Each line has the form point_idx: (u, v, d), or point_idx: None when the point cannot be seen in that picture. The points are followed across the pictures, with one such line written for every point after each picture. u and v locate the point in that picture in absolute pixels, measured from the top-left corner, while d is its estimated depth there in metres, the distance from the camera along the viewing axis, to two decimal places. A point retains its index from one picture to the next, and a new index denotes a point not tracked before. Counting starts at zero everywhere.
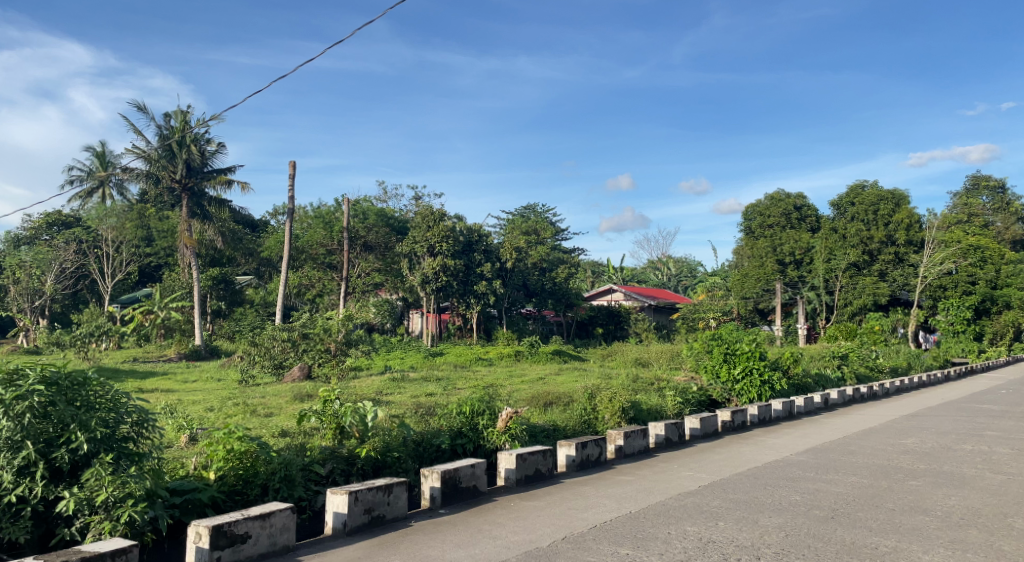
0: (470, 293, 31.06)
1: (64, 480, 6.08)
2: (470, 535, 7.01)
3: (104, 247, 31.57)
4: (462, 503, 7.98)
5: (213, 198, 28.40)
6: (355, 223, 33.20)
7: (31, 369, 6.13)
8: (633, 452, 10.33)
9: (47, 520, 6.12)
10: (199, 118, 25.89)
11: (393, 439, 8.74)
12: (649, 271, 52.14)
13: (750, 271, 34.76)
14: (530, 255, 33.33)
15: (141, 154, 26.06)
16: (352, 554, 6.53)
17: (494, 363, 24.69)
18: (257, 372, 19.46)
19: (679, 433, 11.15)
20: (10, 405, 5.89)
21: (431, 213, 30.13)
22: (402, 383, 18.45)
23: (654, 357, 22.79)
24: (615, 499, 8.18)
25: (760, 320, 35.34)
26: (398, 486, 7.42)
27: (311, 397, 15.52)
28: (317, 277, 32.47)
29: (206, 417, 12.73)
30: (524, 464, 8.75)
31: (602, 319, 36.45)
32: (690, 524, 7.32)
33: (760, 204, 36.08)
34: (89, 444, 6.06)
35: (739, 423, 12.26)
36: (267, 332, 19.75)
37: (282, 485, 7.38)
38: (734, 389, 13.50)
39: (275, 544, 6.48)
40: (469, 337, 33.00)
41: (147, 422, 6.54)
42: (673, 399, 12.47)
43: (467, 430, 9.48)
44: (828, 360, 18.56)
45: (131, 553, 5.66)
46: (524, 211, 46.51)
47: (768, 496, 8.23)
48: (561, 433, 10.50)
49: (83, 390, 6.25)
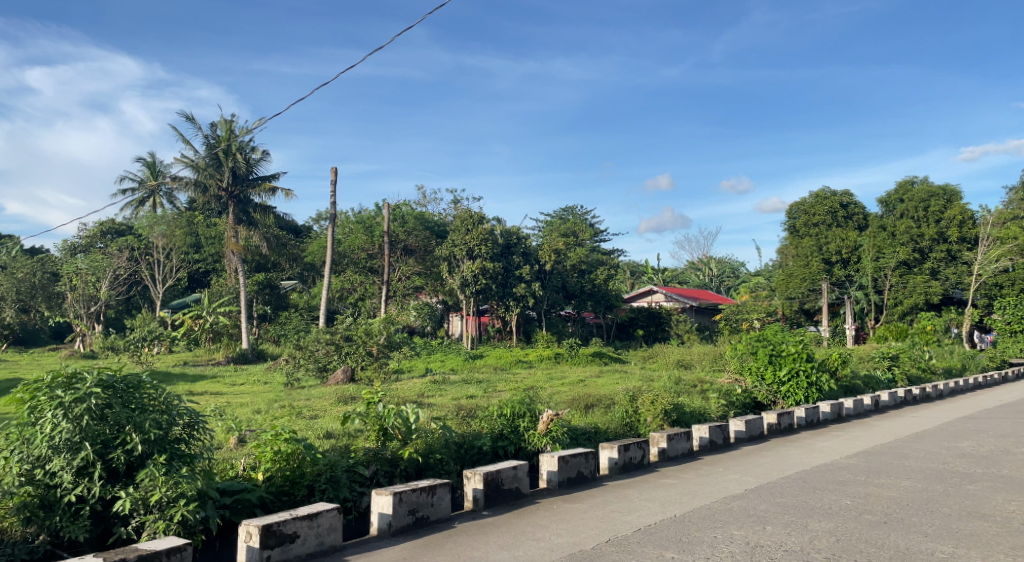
0: (509, 295, 31.07)
1: (120, 480, 6.24)
2: (514, 537, 7.01)
3: (155, 254, 32.37)
4: (505, 506, 7.99)
5: (258, 205, 28.88)
6: (395, 227, 33.55)
7: (88, 373, 6.28)
8: (676, 455, 10.24)
9: (104, 519, 6.28)
10: (244, 126, 26.33)
11: (435, 440, 8.78)
12: (690, 272, 51.73)
13: (795, 271, 34.09)
14: (570, 257, 33.24)
15: (189, 163, 26.62)
16: (398, 554, 6.57)
17: (535, 365, 24.70)
18: (302, 375, 19.84)
19: (724, 435, 11.04)
20: (69, 407, 6.05)
21: (470, 216, 30.35)
22: (443, 385, 18.56)
23: (697, 358, 22.54)
24: (659, 502, 8.11)
25: (806, 320, 34.76)
26: (441, 487, 7.46)
27: (354, 399, 15.72)
28: (359, 281, 32.78)
29: (254, 419, 13.00)
30: (567, 466, 8.72)
31: (642, 321, 36.29)
32: (737, 528, 7.24)
33: (804, 202, 35.12)
34: (144, 445, 6.21)
35: (786, 425, 12.09)
36: (311, 335, 20.06)
37: (328, 486, 7.46)
38: (780, 391, 13.28)
39: (322, 543, 6.57)
40: (509, 339, 33.03)
41: (198, 424, 6.68)
42: (717, 402, 12.35)
43: (509, 432, 9.54)
44: (877, 362, 18.18)
45: (186, 551, 5.78)
46: (563, 212, 46.41)
47: (816, 500, 8.10)
48: (603, 436, 10.48)
49: (137, 393, 6.41)
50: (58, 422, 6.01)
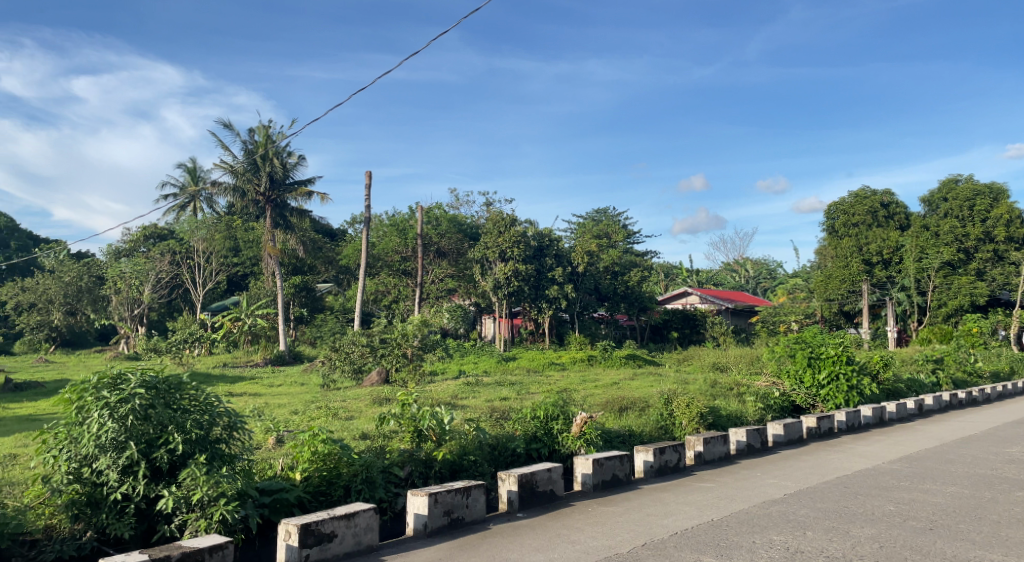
0: (542, 297, 31.05)
1: (163, 479, 6.33)
2: (549, 539, 6.99)
3: (196, 257, 32.88)
4: (540, 508, 7.97)
5: (295, 208, 29.24)
6: (429, 230, 33.69)
7: (132, 374, 6.39)
8: (713, 458, 10.14)
9: (147, 517, 6.37)
10: (281, 132, 26.65)
11: (469, 442, 8.80)
12: (725, 273, 51.22)
13: (834, 272, 33.41)
14: (603, 259, 33.05)
15: (228, 169, 27.02)
16: (434, 555, 6.60)
17: (568, 367, 24.65)
18: (338, 377, 19.99)
19: (762, 439, 10.90)
20: (114, 408, 6.18)
21: (503, 218, 30.37)
22: (477, 387, 18.62)
23: (733, 361, 22.29)
24: (696, 506, 8.03)
25: (846, 322, 34.07)
26: (476, 489, 7.46)
27: (390, 401, 15.82)
28: (393, 283, 33.05)
29: (291, 419, 13.13)
30: (601, 469, 8.68)
31: (676, 323, 35.99)
32: (777, 533, 7.14)
33: (843, 202, 34.35)
34: (186, 445, 6.30)
35: (826, 430, 11.91)
36: (347, 337, 20.19)
37: (365, 486, 7.51)
38: (819, 394, 13.07)
39: (359, 543, 6.60)
40: (541, 341, 33.00)
41: (237, 425, 6.74)
42: (755, 406, 12.20)
43: (543, 434, 9.53)
44: (921, 365, 17.82)
45: (227, 549, 5.84)
46: (596, 212, 46.22)
47: (857, 505, 7.96)
48: (638, 439, 10.41)
49: (178, 394, 6.50)
50: (104, 422, 6.13)
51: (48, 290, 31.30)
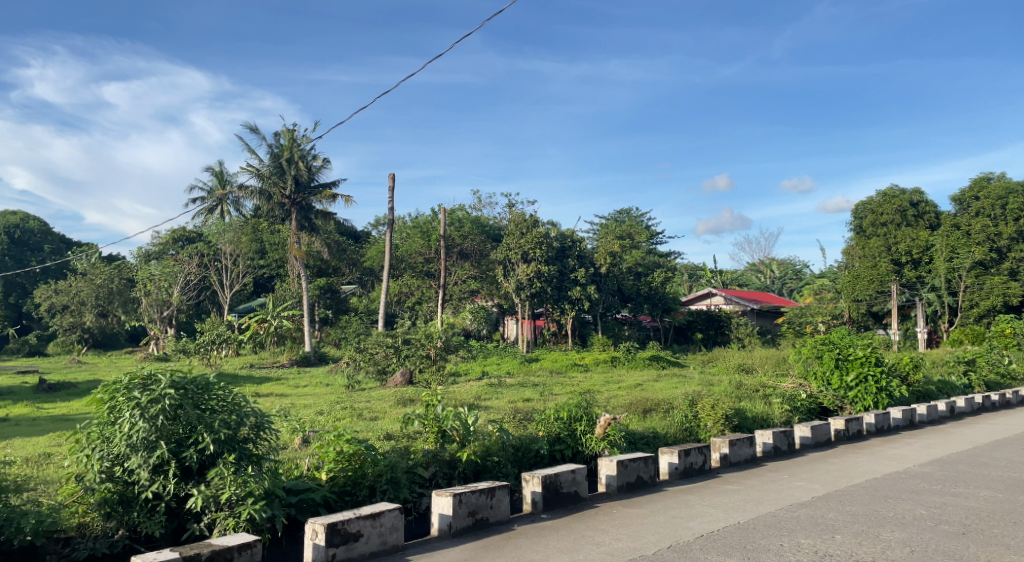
0: (565, 299, 30.93)
1: (193, 478, 6.41)
2: (574, 541, 6.97)
3: (223, 260, 33.20)
4: (564, 509, 7.96)
5: (320, 211, 29.43)
6: (452, 231, 33.80)
7: (162, 374, 6.46)
8: (739, 460, 10.06)
9: (178, 516, 6.45)
10: (306, 135, 26.86)
11: (493, 443, 8.81)
12: (750, 274, 50.89)
13: (862, 272, 33.11)
14: (626, 260, 32.90)
15: (254, 172, 27.29)
16: (459, 555, 6.61)
17: (591, 369, 24.59)
18: (363, 377, 20.06)
19: (789, 442, 10.80)
20: (145, 408, 6.25)
21: (525, 219, 30.40)
22: (500, 388, 18.62)
23: (758, 362, 22.09)
24: (721, 508, 7.97)
25: (874, 323, 33.93)
26: (500, 490, 7.46)
27: (413, 402, 15.87)
28: (416, 285, 33.19)
29: (316, 420, 13.22)
30: (626, 471, 8.64)
31: (701, 324, 35.76)
32: (805, 536, 7.07)
33: (872, 201, 34.13)
34: (215, 445, 6.35)
35: (854, 432, 11.77)
36: (371, 338, 20.28)
37: (389, 486, 7.53)
38: (847, 396, 12.92)
39: (384, 543, 6.63)
40: (564, 343, 32.91)
41: (264, 425, 6.79)
42: (781, 408, 12.08)
43: (566, 435, 9.49)
44: (952, 367, 17.53)
45: (256, 548, 5.89)
46: (618, 213, 46.09)
47: (887, 509, 7.85)
48: (662, 441, 10.36)
49: (206, 395, 6.56)
50: (135, 422, 6.20)
51: (80, 292, 31.81)
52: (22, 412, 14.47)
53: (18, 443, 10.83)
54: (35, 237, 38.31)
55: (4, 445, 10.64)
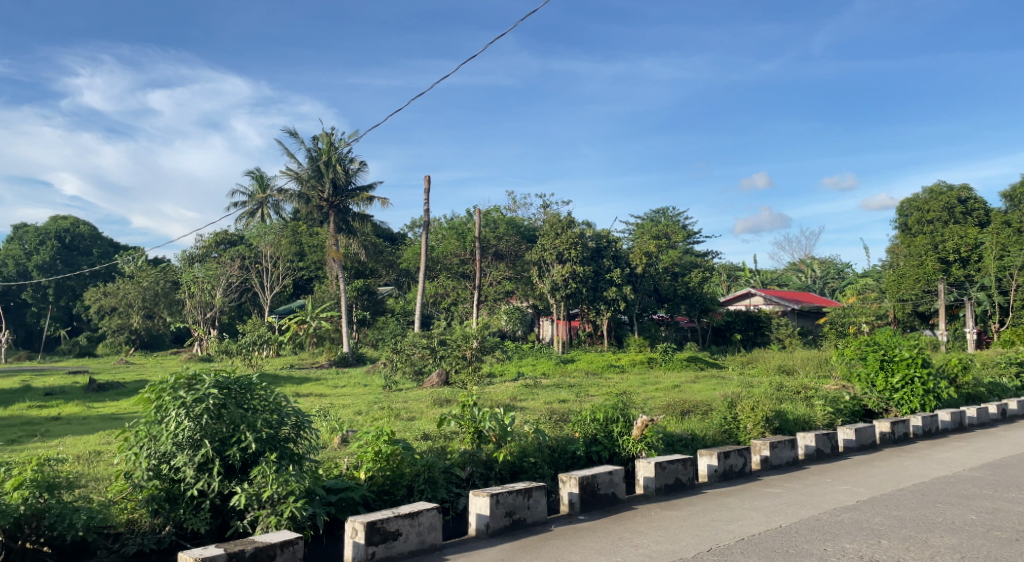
0: (600, 299, 30.78)
1: (236, 476, 6.49)
2: (612, 543, 6.91)
3: (263, 262, 33.62)
4: (601, 510, 7.90)
5: (357, 214, 29.66)
6: (487, 233, 33.92)
7: (206, 374, 6.57)
8: (780, 463, 9.89)
9: (222, 513, 6.53)
10: (343, 138, 27.06)
11: (529, 444, 8.79)
12: (791, 274, 50.22)
13: (907, 271, 32.54)
14: (662, 260, 32.58)
15: (293, 175, 27.65)
16: (497, 555, 6.59)
17: (628, 370, 24.43)
18: (399, 378, 20.13)
19: (832, 444, 10.60)
20: (191, 407, 6.34)
21: (560, 220, 30.32)
22: (536, 389, 18.58)
23: (800, 363, 21.76)
24: (762, 512, 7.84)
25: (920, 323, 33.30)
26: (537, 490, 7.43)
27: (449, 402, 15.92)
28: (452, 286, 33.31)
29: (354, 419, 13.34)
30: (664, 473, 8.55)
31: (740, 325, 35.28)
32: (849, 541, 6.93)
33: (917, 198, 33.20)
34: (257, 443, 6.43)
35: (900, 435, 11.52)
36: (407, 339, 20.37)
37: (427, 486, 7.56)
38: (892, 398, 12.65)
39: (423, 542, 6.64)
40: (600, 343, 32.77)
41: (305, 424, 6.84)
42: (823, 410, 11.88)
43: (602, 437, 9.39)
44: (1003, 368, 17.07)
45: (298, 545, 5.94)
46: (655, 213, 45.74)
47: (935, 514, 7.66)
48: (700, 443, 10.25)
49: (248, 394, 6.63)
50: (181, 421, 6.29)
51: (128, 294, 32.50)
52: (72, 411, 14.79)
53: (69, 442, 11.02)
54: (84, 241, 39.16)
55: (56, 444, 10.86)
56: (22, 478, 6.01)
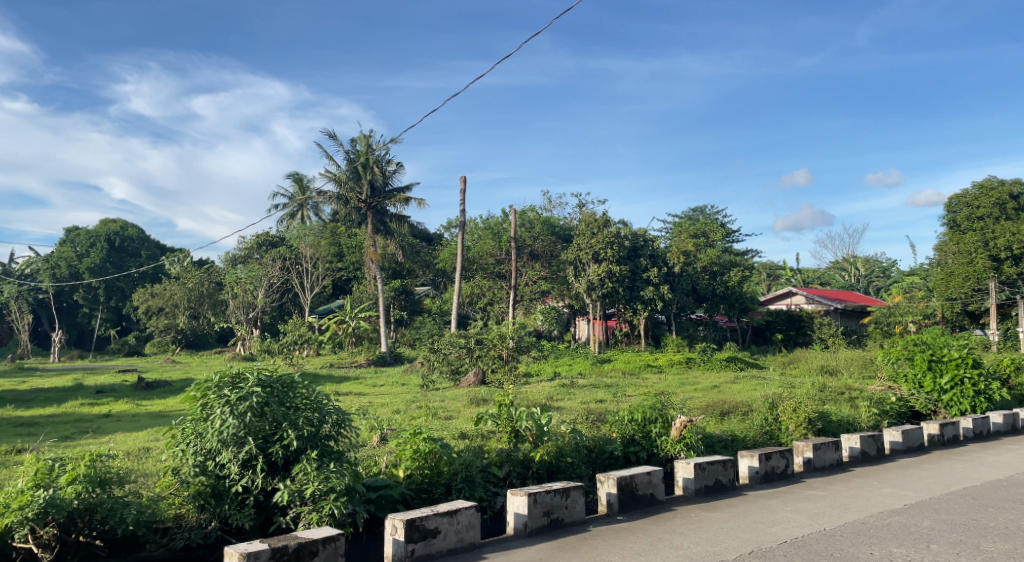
0: (637, 299, 30.57)
1: (279, 473, 6.55)
2: (652, 544, 6.84)
3: (303, 263, 34.01)
4: (640, 511, 7.83)
5: (394, 214, 29.82)
6: (522, 233, 34.01)
7: (249, 373, 6.65)
8: (823, 465, 9.71)
9: (265, 509, 6.59)
10: (380, 141, 27.24)
11: (566, 444, 8.72)
12: (834, 272, 49.36)
13: (956, 269, 31.76)
14: (700, 259, 32.18)
15: (332, 177, 27.93)
16: (535, 554, 6.55)
17: (666, 370, 24.21)
18: (437, 377, 20.22)
19: (877, 447, 10.37)
20: (235, 405, 6.42)
21: (596, 219, 30.20)
22: (573, 389, 18.53)
23: (844, 364, 21.36)
24: (805, 514, 7.70)
25: (970, 323, 32.34)
26: (575, 490, 7.38)
27: (487, 401, 15.91)
28: (488, 286, 33.34)
29: (393, 418, 13.45)
30: (703, 474, 8.45)
31: (781, 324, 34.81)
32: (896, 545, 6.76)
33: (967, 194, 32.11)
34: (299, 441, 6.49)
35: (949, 437, 11.23)
36: (444, 339, 20.43)
37: (465, 485, 7.57)
38: (941, 400, 12.34)
39: (462, 540, 6.64)
40: (637, 343, 32.54)
41: (345, 422, 6.88)
42: (868, 412, 11.65)
43: (640, 438, 9.30)
44: None
45: (339, 541, 5.98)
46: (692, 212, 45.26)
47: (987, 518, 7.44)
48: (740, 444, 10.10)
49: (291, 393, 6.69)
50: (225, 418, 6.37)
51: (174, 295, 33.15)
52: (123, 409, 15.11)
53: (120, 438, 11.28)
54: (133, 243, 40.08)
55: (107, 440, 11.10)
56: (76, 473, 6.11)
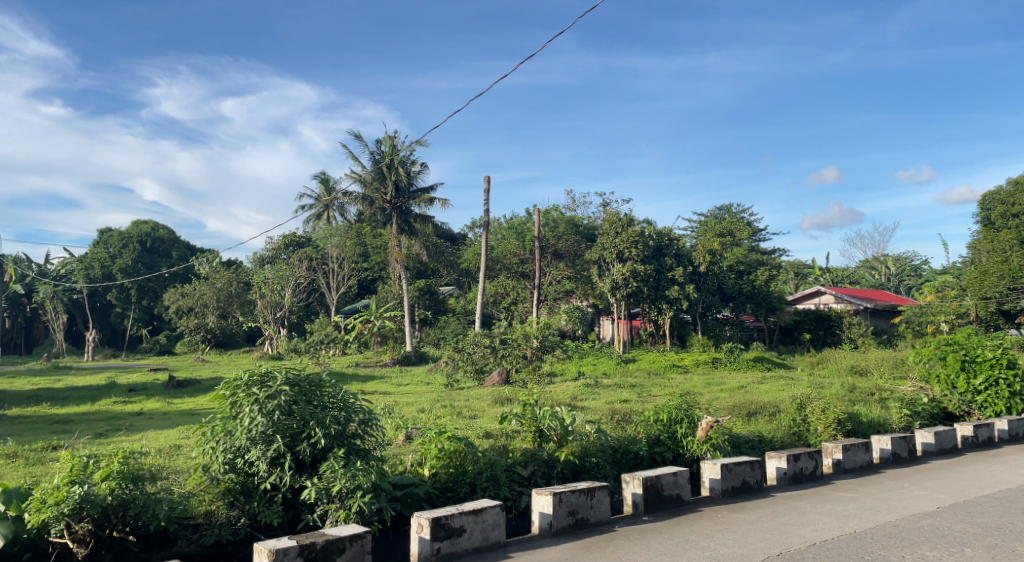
0: (662, 298, 30.40)
1: (307, 470, 6.59)
2: (678, 545, 6.77)
3: (329, 263, 34.23)
4: (666, 511, 7.76)
5: (418, 215, 29.91)
6: (546, 232, 33.95)
7: (278, 372, 6.70)
8: (853, 467, 9.57)
9: (294, 506, 6.63)
10: (404, 142, 27.33)
11: (591, 444, 8.67)
12: (864, 272, 48.71)
13: (990, 267, 31.19)
14: (726, 258, 31.84)
15: (357, 178, 28.07)
16: (560, 554, 6.51)
17: (691, 370, 24.04)
18: (461, 376, 20.30)
19: (909, 448, 10.21)
20: (263, 403, 6.46)
21: (620, 219, 30.05)
22: (597, 389, 18.47)
23: (874, 365, 21.07)
24: (835, 517, 7.58)
25: (1005, 322, 31.70)
26: (600, 490, 7.33)
27: (512, 401, 15.89)
28: (512, 285, 33.36)
29: (418, 417, 13.49)
30: (730, 475, 8.36)
31: (809, 324, 34.44)
32: (929, 549, 6.65)
33: (1001, 191, 31.48)
34: (326, 439, 6.51)
35: (984, 439, 11.03)
36: (469, 338, 20.46)
37: (489, 484, 7.57)
38: (975, 401, 12.12)
39: (487, 539, 6.63)
40: (662, 343, 32.39)
41: (372, 421, 6.89)
42: (900, 413, 11.47)
43: (666, 438, 9.21)
44: None
45: (366, 539, 6.00)
46: (717, 210, 44.89)
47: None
48: (768, 445, 9.99)
49: (319, 391, 6.73)
50: (254, 417, 6.42)
51: (203, 295, 33.46)
52: (154, 407, 15.30)
53: (152, 436, 11.41)
54: (164, 244, 40.61)
55: (139, 438, 11.24)
56: (109, 470, 6.18)
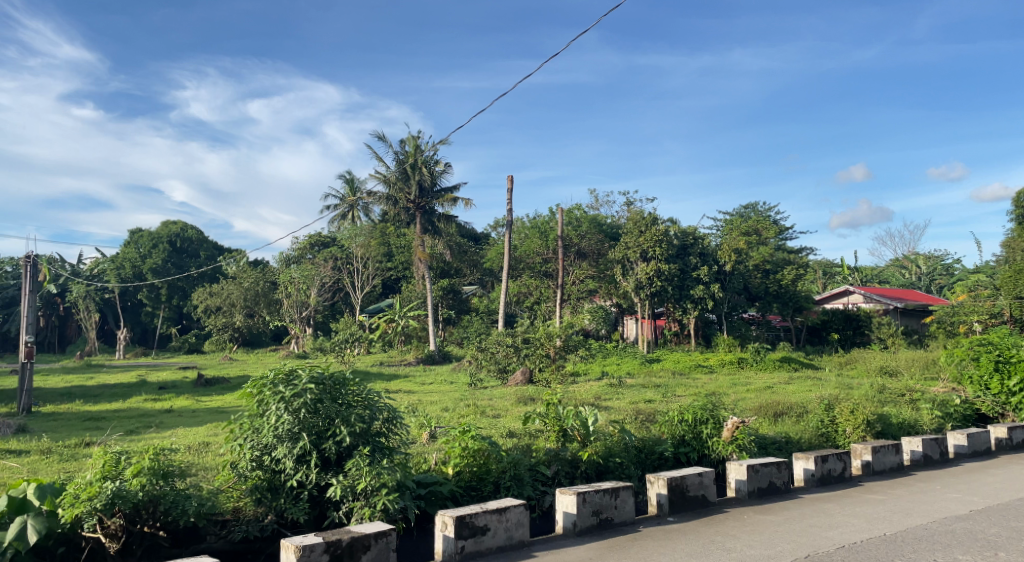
0: (686, 297, 30.18)
1: (332, 468, 6.61)
2: (704, 546, 6.70)
3: (354, 263, 34.40)
4: (691, 512, 7.69)
5: (441, 215, 29.95)
6: (570, 231, 33.84)
7: (303, 370, 6.72)
8: (883, 468, 9.42)
9: (319, 503, 6.67)
10: (427, 142, 27.34)
11: (614, 444, 8.61)
12: (894, 271, 48.07)
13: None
14: (752, 257, 31.48)
15: (381, 178, 28.21)
16: (584, 554, 6.47)
17: (716, 370, 23.84)
18: (484, 375, 20.33)
19: (940, 450, 10.03)
20: (289, 401, 6.49)
21: (644, 217, 29.83)
22: (621, 389, 18.38)
23: (904, 365, 20.73)
24: (864, 519, 7.47)
25: None
26: (625, 490, 7.28)
27: (535, 401, 15.86)
28: (535, 285, 33.33)
29: (442, 416, 13.50)
30: (757, 476, 8.25)
31: (837, 324, 33.99)
32: (961, 553, 6.52)
33: None
34: (351, 437, 6.52)
35: (1018, 441, 10.79)
36: (492, 337, 20.46)
37: (513, 483, 7.56)
38: (1009, 402, 11.76)
39: (511, 538, 6.60)
40: (687, 343, 32.22)
41: (396, 419, 6.89)
42: (932, 415, 11.28)
43: (691, 438, 9.13)
44: None
45: (391, 536, 5.98)
46: (744, 209, 44.53)
47: None
48: (795, 446, 9.86)
49: (343, 389, 6.74)
50: (281, 414, 6.46)
51: (230, 294, 33.73)
52: (183, 405, 15.44)
53: (181, 433, 11.55)
54: (193, 244, 41.07)
55: (169, 435, 11.37)
56: (141, 466, 6.24)
